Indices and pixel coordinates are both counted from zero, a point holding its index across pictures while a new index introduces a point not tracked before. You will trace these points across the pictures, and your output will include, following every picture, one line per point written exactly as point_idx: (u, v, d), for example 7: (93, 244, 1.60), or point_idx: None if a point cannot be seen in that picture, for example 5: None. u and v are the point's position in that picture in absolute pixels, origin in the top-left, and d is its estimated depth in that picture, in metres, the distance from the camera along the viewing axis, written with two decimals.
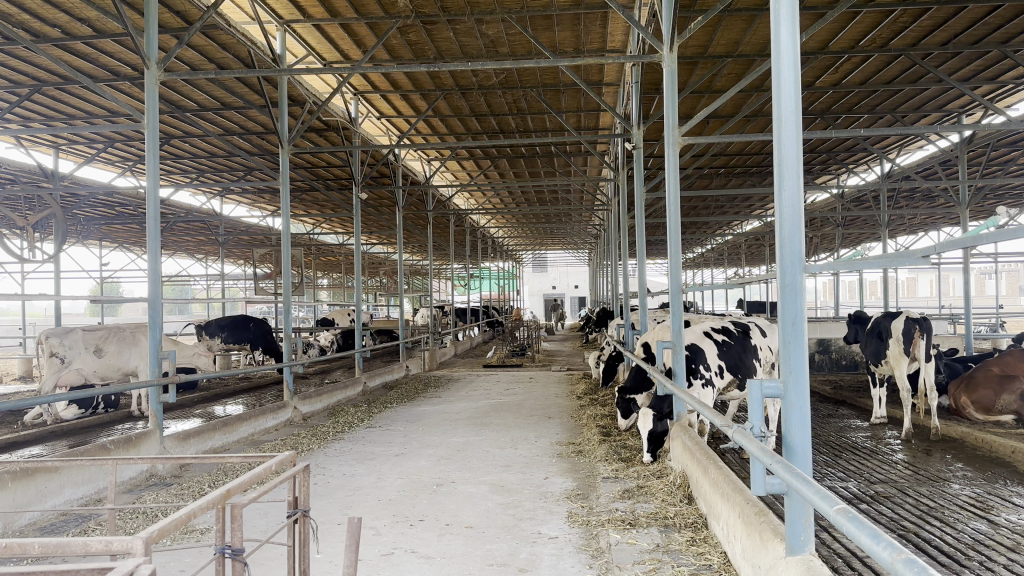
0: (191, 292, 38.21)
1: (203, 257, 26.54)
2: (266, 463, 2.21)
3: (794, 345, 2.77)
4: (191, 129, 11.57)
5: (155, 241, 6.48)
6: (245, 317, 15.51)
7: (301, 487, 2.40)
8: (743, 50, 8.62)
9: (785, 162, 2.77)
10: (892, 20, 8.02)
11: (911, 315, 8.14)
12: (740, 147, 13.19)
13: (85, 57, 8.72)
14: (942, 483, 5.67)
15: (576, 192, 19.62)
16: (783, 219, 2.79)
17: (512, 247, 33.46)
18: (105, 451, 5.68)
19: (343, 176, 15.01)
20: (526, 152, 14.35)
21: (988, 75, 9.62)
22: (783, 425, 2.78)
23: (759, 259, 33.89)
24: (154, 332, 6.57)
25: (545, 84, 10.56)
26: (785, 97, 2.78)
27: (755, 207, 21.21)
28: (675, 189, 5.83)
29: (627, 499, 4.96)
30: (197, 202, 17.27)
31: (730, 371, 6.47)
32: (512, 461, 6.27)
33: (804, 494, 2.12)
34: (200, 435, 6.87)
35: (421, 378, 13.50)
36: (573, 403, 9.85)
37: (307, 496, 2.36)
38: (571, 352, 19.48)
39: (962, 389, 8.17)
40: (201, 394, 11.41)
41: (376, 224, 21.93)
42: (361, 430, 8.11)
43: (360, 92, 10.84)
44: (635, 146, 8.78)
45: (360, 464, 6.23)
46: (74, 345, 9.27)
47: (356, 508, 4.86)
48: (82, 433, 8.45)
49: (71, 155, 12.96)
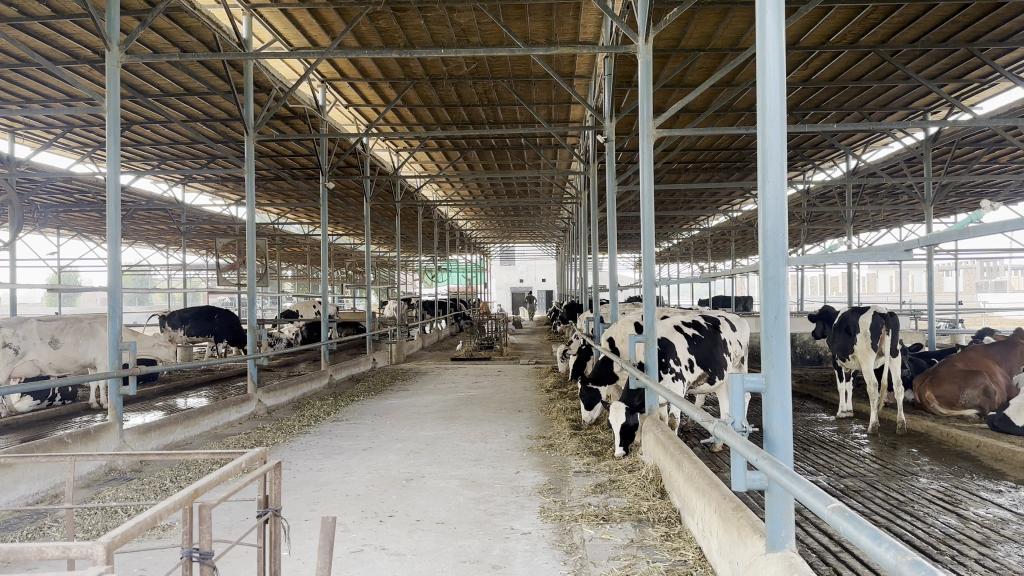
0: (151, 281, 37.39)
1: (165, 247, 26.02)
2: (235, 459, 2.11)
3: (777, 339, 2.73)
4: (153, 115, 11.28)
5: (116, 229, 6.28)
6: (209, 308, 15.23)
7: (272, 485, 2.30)
8: (715, 44, 8.61)
9: (768, 153, 2.74)
10: (864, 17, 8.05)
11: (879, 311, 8.23)
12: (710, 142, 13.23)
13: (43, 38, 8.41)
14: (910, 477, 5.74)
15: (545, 185, 19.55)
16: (767, 209, 2.76)
17: (480, 240, 33.36)
18: (61, 445, 5.49)
19: (310, 166, 14.76)
20: (496, 144, 14.28)
21: (955, 73, 9.77)
22: (765, 420, 2.76)
23: (724, 254, 34.23)
24: (114, 322, 6.36)
25: (517, 75, 10.47)
26: (769, 87, 2.73)
27: (722, 202, 21.37)
28: (649, 180, 5.78)
29: (600, 493, 4.92)
30: (159, 189, 16.91)
31: (702, 364, 6.46)
32: (483, 455, 6.19)
33: (792, 489, 2.10)
34: (161, 429, 6.67)
35: (388, 371, 13.37)
36: (543, 397, 9.80)
37: (279, 496, 2.27)
38: (538, 345, 19.46)
39: (926, 384, 8.31)
40: (162, 387, 11.13)
41: (343, 215, 21.68)
42: (327, 423, 7.99)
43: (328, 80, 10.65)
44: (608, 139, 8.72)
45: (328, 459, 6.12)
46: (28, 336, 8.94)
47: (324, 504, 4.75)
48: (37, 426, 8.16)
49: (27, 139, 12.56)
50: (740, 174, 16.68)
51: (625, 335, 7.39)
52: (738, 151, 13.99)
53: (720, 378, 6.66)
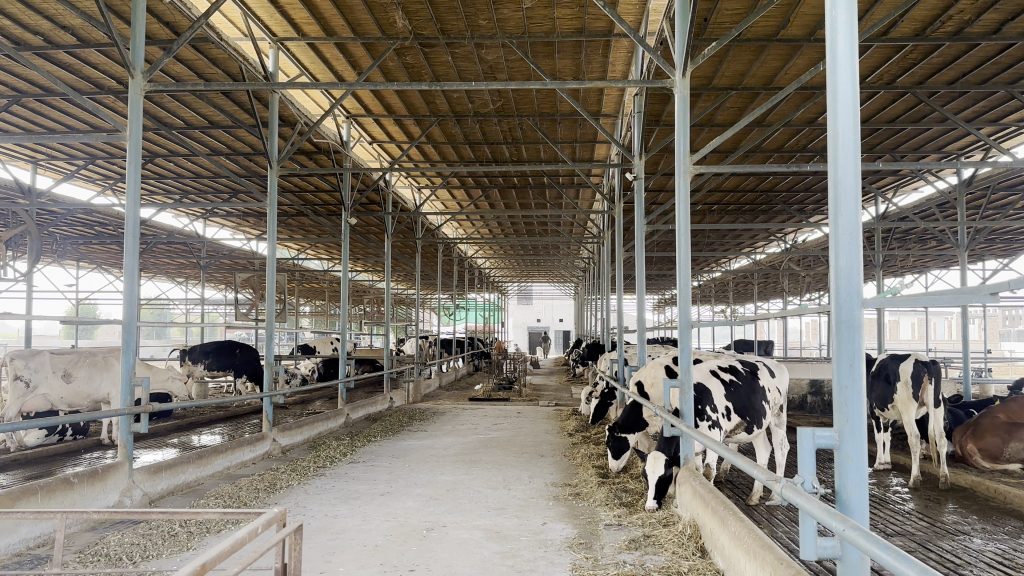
0: (170, 314, 37.31)
1: (184, 281, 26.02)
2: (256, 521, 1.98)
3: (851, 391, 2.47)
4: (176, 148, 11.27)
5: (133, 259, 6.09)
6: (231, 343, 15.12)
7: (289, 553, 2.16)
8: (747, 83, 8.41)
9: (841, 185, 2.50)
10: (901, 57, 7.87)
11: (920, 358, 7.99)
12: (737, 182, 13.04)
13: (68, 69, 8.38)
14: (963, 537, 5.36)
15: (566, 224, 19.41)
16: (839, 245, 2.52)
17: (498, 279, 33.20)
18: (67, 485, 5.21)
19: (332, 201, 14.71)
20: (518, 182, 14.17)
21: (992, 116, 9.57)
22: (838, 480, 2.49)
23: (746, 297, 33.87)
24: (127, 355, 6.13)
25: (543, 113, 10.34)
26: (842, 112, 2.49)
27: (745, 245, 21.10)
28: (685, 216, 5.55)
29: (635, 550, 4.61)
30: (179, 223, 16.88)
31: (739, 413, 6.15)
32: (506, 503, 5.88)
33: (889, 564, 1.82)
34: (172, 469, 6.36)
35: (406, 410, 13.07)
36: (565, 441, 9.46)
37: (298, 564, 2.11)
38: (557, 387, 19.07)
39: (968, 436, 7.92)
40: (176, 424, 10.90)
41: (362, 251, 21.56)
42: (343, 465, 7.72)
43: (352, 115, 10.58)
44: (636, 177, 8.51)
45: (345, 504, 5.83)
46: (40, 368, 8.81)
47: (340, 556, 4.48)
48: (46, 462, 7.96)
49: (50, 171, 12.61)
50: (766, 216, 16.40)
51: (656, 380, 7.06)
52: (765, 192, 13.78)
53: (758, 427, 6.33)
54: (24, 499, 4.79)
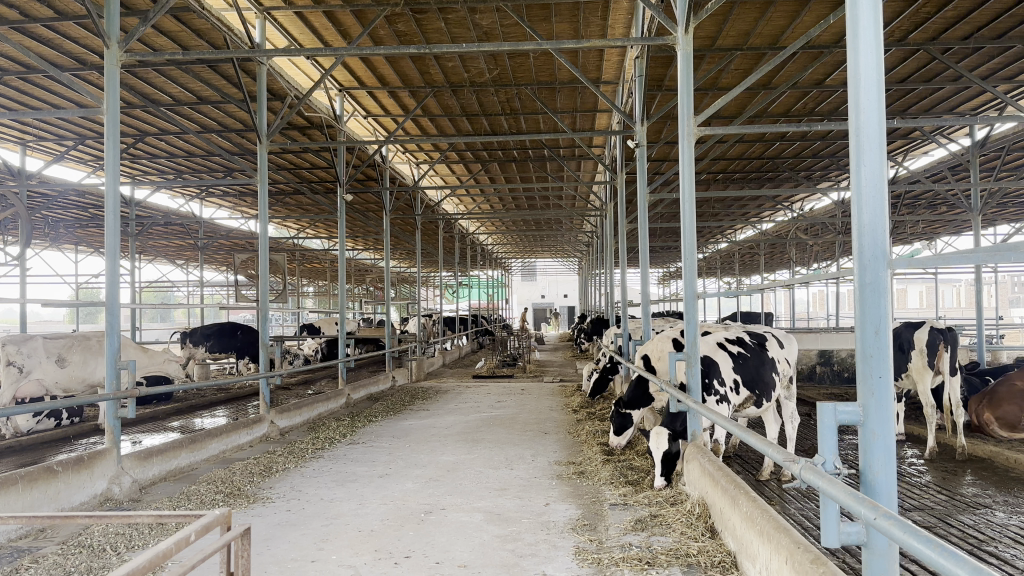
0: (172, 296, 37.13)
1: (184, 263, 25.79)
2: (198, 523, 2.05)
3: (877, 361, 2.23)
4: (167, 126, 11.01)
5: (114, 238, 5.84)
6: (233, 325, 14.95)
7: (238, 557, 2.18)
8: (752, 43, 8.07)
9: (864, 132, 2.25)
10: (915, 11, 7.52)
11: (936, 326, 7.73)
12: (742, 149, 12.75)
13: (48, 43, 8.12)
14: (985, 511, 5.13)
15: (569, 197, 19.16)
16: (862, 199, 2.26)
17: (502, 254, 32.93)
18: (52, 474, 5.03)
19: (328, 178, 14.43)
20: (518, 154, 13.93)
21: (1006, 74, 9.25)
22: (863, 460, 2.24)
23: (754, 267, 33.64)
24: (112, 339, 5.91)
25: (541, 81, 10.02)
26: (864, 51, 2.24)
27: (752, 213, 20.79)
28: (690, 178, 5.27)
29: (641, 531, 4.39)
30: (176, 203, 16.62)
31: (748, 386, 5.91)
32: (508, 484, 5.67)
33: (920, 551, 1.58)
34: (163, 454, 6.16)
35: (409, 389, 12.87)
36: (570, 418, 9.26)
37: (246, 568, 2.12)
38: (563, 363, 18.87)
39: (985, 405, 7.65)
40: (176, 407, 10.71)
41: (363, 229, 21.29)
42: (342, 446, 7.52)
43: (345, 88, 10.30)
44: (639, 144, 8.22)
45: (341, 487, 5.65)
46: (34, 353, 8.58)
47: (334, 542, 4.28)
48: (38, 449, 7.80)
49: (39, 152, 12.35)
50: (773, 184, 16.07)
51: (662, 354, 6.83)
52: (770, 159, 13.46)
53: (767, 401, 6.10)
54: (6, 490, 4.62)
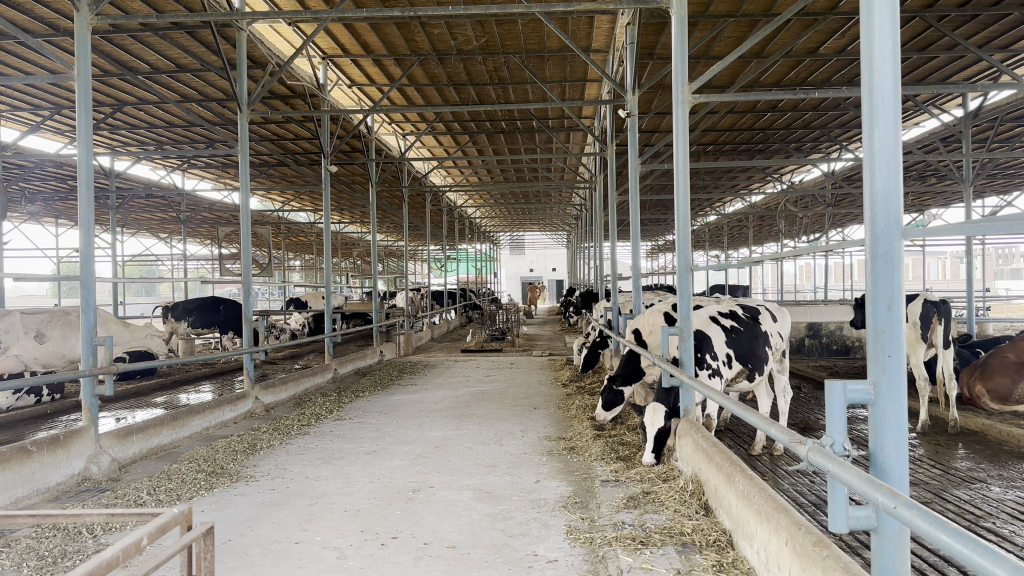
0: (156, 270, 36.68)
1: (168, 236, 25.44)
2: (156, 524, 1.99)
3: (888, 337, 2.10)
4: (145, 95, 10.71)
5: (88, 209, 5.63)
6: (216, 299, 14.73)
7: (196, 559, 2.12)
8: (746, 9, 7.91)
9: (877, 93, 2.10)
10: None
11: (929, 298, 7.65)
12: (733, 120, 12.60)
13: (18, 8, 7.82)
14: (980, 486, 5.07)
15: (557, 169, 18.97)
16: (875, 164, 2.12)
17: (490, 227, 32.72)
18: (29, 453, 4.89)
19: (312, 149, 14.16)
20: (506, 125, 13.73)
21: (1002, 42, 9.13)
22: (873, 441, 2.13)
23: (742, 240, 33.64)
24: (88, 314, 5.71)
25: (529, 49, 9.80)
26: (879, 7, 2.10)
27: (741, 185, 20.64)
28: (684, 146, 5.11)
29: (634, 508, 4.29)
30: (156, 175, 16.29)
31: (741, 360, 5.82)
32: (498, 460, 5.56)
33: (940, 537, 1.45)
34: (144, 433, 6.02)
35: (396, 364, 12.74)
36: (560, 392, 9.16)
37: (209, 570, 2.16)
38: (551, 337, 18.78)
39: (977, 378, 7.59)
40: (160, 383, 10.54)
41: (349, 202, 21.02)
42: (328, 422, 7.39)
43: (328, 56, 10.03)
44: (630, 114, 8.04)
45: (327, 465, 5.52)
46: (11, 329, 8.39)
47: (319, 522, 4.16)
48: (17, 426, 7.65)
49: (14, 122, 12.03)
50: (763, 155, 15.93)
51: (654, 327, 6.71)
52: (761, 129, 13.31)
53: (760, 374, 6.02)
54: None
